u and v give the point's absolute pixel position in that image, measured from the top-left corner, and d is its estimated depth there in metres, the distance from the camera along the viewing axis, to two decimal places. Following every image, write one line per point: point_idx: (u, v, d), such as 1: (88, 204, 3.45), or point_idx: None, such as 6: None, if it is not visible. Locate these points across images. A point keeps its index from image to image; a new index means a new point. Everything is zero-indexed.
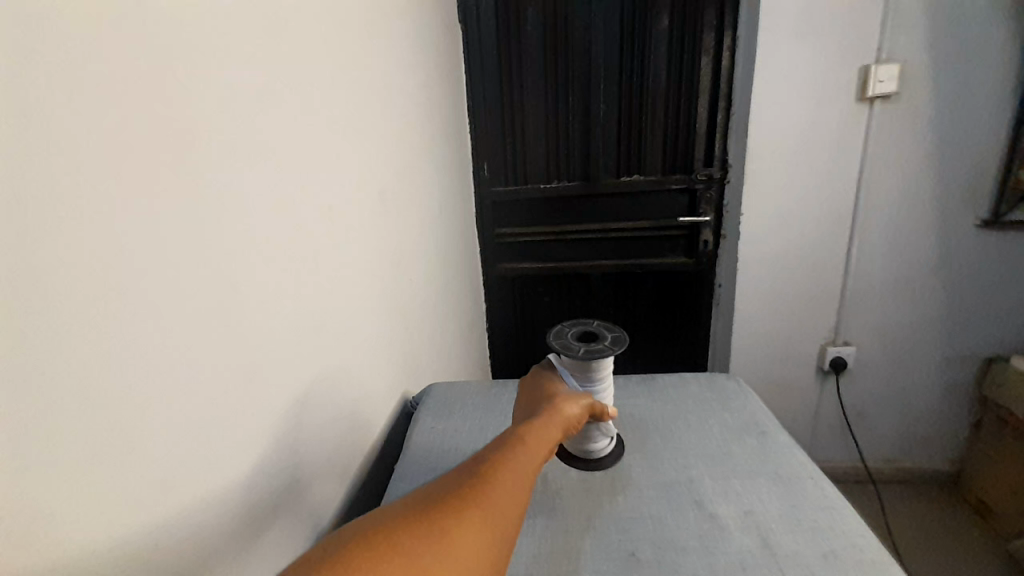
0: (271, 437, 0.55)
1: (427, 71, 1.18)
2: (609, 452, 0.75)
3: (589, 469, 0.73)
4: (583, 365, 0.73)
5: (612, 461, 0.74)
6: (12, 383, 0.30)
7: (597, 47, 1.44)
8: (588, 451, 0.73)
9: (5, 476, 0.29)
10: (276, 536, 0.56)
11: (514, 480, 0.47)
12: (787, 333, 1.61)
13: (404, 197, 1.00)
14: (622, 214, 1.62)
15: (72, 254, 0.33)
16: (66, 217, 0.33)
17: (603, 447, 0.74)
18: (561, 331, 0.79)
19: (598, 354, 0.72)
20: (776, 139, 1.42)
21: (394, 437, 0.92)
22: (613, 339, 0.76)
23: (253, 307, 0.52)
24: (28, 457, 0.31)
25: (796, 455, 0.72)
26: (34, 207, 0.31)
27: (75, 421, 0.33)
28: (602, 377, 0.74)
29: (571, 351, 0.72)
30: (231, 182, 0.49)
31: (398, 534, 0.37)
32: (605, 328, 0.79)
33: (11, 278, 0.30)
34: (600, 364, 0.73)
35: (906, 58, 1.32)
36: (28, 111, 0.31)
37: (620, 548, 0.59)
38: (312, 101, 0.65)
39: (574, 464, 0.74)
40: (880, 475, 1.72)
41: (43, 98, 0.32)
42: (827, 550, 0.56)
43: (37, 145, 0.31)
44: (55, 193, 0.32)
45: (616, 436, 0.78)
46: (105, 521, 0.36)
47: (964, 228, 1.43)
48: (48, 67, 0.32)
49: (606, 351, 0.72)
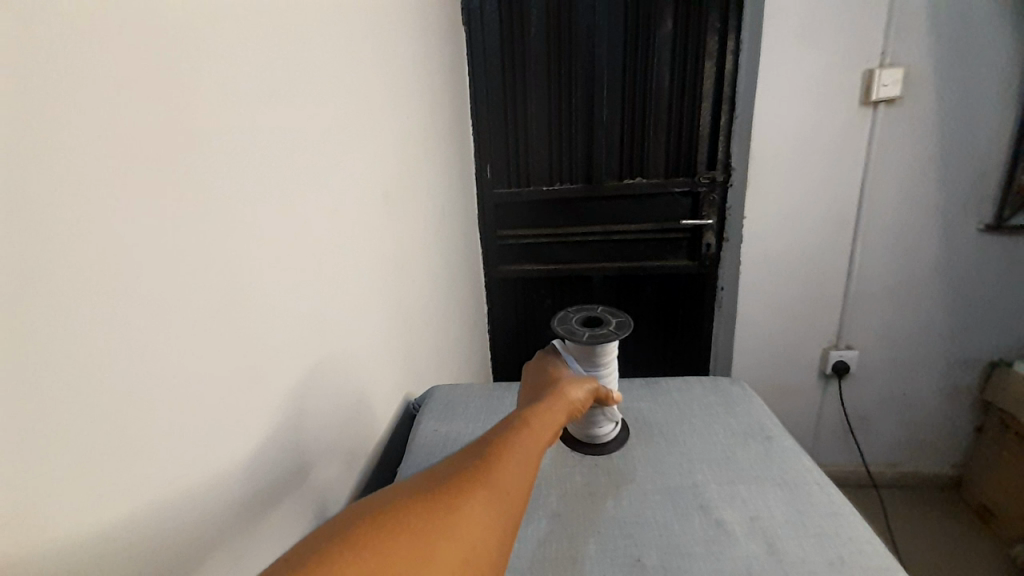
0: (273, 441, 0.55)
1: (430, 72, 1.18)
2: (614, 437, 0.79)
3: (594, 454, 0.77)
4: (588, 350, 0.73)
5: (618, 444, 0.78)
6: (10, 385, 0.29)
7: (601, 48, 1.44)
8: (593, 436, 0.77)
9: (8, 481, 0.29)
10: (276, 537, 0.55)
11: (520, 460, 0.47)
12: (788, 337, 1.60)
13: (407, 198, 0.99)
14: (625, 215, 1.62)
15: (79, 250, 0.33)
16: (68, 212, 0.32)
17: (608, 432, 0.78)
18: (566, 319, 0.79)
19: (603, 337, 0.73)
20: (778, 142, 1.42)
21: (395, 438, 0.92)
22: (617, 324, 0.76)
23: (256, 308, 0.52)
24: (30, 461, 0.30)
25: (802, 460, 0.72)
26: (38, 203, 0.31)
27: (76, 421, 0.33)
28: (608, 359, 0.75)
29: (576, 335, 0.73)
30: (235, 179, 0.48)
31: (404, 512, 0.37)
32: (609, 313, 0.79)
33: (12, 276, 0.29)
34: (605, 346, 0.74)
35: (909, 61, 1.32)
36: (34, 108, 0.31)
37: (625, 552, 0.59)
38: (316, 100, 0.64)
39: (578, 449, 0.78)
40: (882, 479, 1.71)
41: (45, 95, 0.31)
42: (834, 556, 0.56)
43: (42, 140, 0.31)
44: (57, 191, 0.32)
45: (621, 422, 0.82)
46: (107, 522, 0.35)
47: (967, 232, 1.43)
48: (55, 67, 0.32)
49: (611, 335, 0.73)
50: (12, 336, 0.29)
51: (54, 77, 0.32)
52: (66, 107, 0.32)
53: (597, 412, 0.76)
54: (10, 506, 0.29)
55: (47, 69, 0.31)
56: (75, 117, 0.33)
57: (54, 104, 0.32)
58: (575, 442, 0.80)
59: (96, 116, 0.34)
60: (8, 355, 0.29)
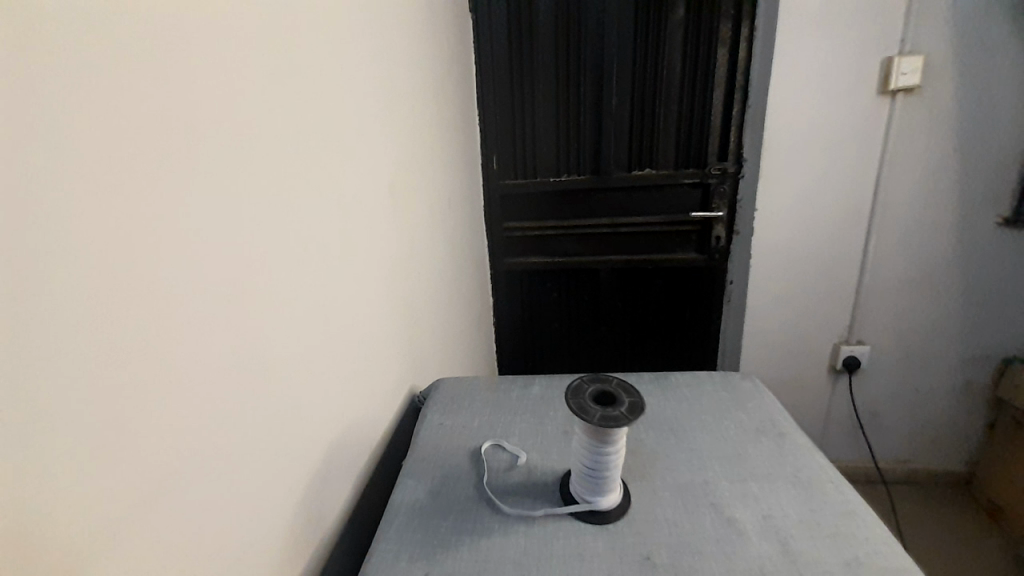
0: (276, 435, 0.54)
1: (435, 57, 1.15)
2: (614, 504, 0.64)
3: (590, 521, 0.62)
4: (597, 432, 0.59)
5: (618, 513, 0.63)
6: (6, 379, 0.28)
7: (611, 36, 1.41)
8: (589, 500, 0.63)
9: (24, 470, 0.29)
10: (282, 530, 0.55)
11: None
12: (797, 331, 1.59)
13: (412, 187, 0.98)
14: (634, 208, 1.59)
15: (75, 233, 0.32)
16: (64, 193, 0.31)
17: (608, 500, 0.63)
18: (580, 388, 0.63)
19: (615, 421, 0.58)
20: (791, 133, 1.40)
21: (401, 431, 0.91)
22: (630, 406, 0.60)
23: (261, 301, 0.51)
24: (45, 453, 0.30)
25: (816, 458, 0.71)
26: (33, 184, 0.29)
27: (71, 414, 0.31)
28: (617, 444, 0.60)
29: (586, 416, 0.58)
30: (236, 163, 0.47)
31: None
32: (624, 387, 0.64)
33: (25, 267, 0.29)
34: (616, 430, 0.59)
35: (929, 49, 1.28)
36: (30, 86, 0.29)
37: (634, 550, 0.58)
38: (318, 84, 0.62)
39: (570, 510, 0.63)
40: (890, 475, 1.70)
41: (39, 71, 0.29)
42: (850, 557, 0.55)
43: (39, 117, 0.29)
44: (70, 180, 0.31)
45: (622, 486, 0.66)
46: (105, 521, 0.34)
47: (984, 226, 1.40)
48: (65, 55, 0.31)
49: (623, 418, 0.58)
50: (11, 328, 0.28)
51: (62, 63, 0.31)
52: (71, 88, 0.31)
53: (596, 484, 0.62)
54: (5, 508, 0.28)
55: (54, 52, 0.30)
56: (71, 95, 0.31)
57: (48, 82, 0.30)
58: (569, 498, 0.65)
59: (103, 99, 0.33)
60: (6, 345, 0.28)
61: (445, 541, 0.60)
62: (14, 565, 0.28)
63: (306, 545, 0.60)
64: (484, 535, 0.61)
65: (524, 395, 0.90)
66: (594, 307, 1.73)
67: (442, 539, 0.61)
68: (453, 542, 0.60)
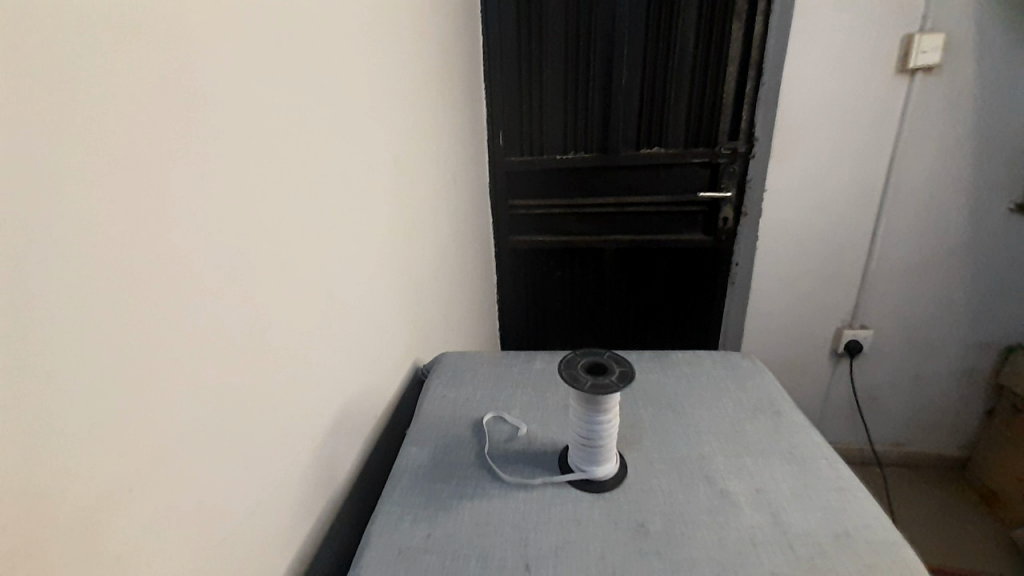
0: (282, 402, 0.56)
1: (440, 28, 1.12)
2: (611, 474, 0.65)
3: (587, 490, 0.64)
4: (591, 400, 0.60)
5: (614, 482, 0.65)
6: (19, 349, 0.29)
7: (623, 7, 1.37)
8: (589, 469, 0.64)
9: (42, 435, 0.30)
10: (289, 492, 0.57)
11: None
12: (801, 314, 1.58)
13: (416, 158, 0.97)
14: (641, 186, 1.57)
15: (80, 208, 0.32)
16: (60, 167, 0.30)
17: (606, 468, 0.65)
18: (571, 360, 0.65)
19: (605, 388, 0.59)
20: (804, 113, 1.37)
21: (405, 403, 0.93)
22: (620, 374, 0.61)
23: (269, 272, 0.52)
24: (66, 418, 0.31)
25: (811, 437, 0.72)
26: (31, 156, 0.29)
27: (79, 385, 0.32)
28: (611, 412, 0.62)
29: (577, 384, 0.59)
30: (243, 133, 0.47)
31: None
32: (616, 358, 0.65)
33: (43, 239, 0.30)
34: (606, 398, 0.60)
35: (952, 27, 1.24)
36: (15, 53, 0.28)
37: (630, 518, 0.60)
38: (319, 50, 0.61)
39: (569, 481, 0.65)
40: (886, 457, 1.72)
41: (24, 39, 0.28)
42: (839, 529, 0.57)
43: (24, 86, 0.28)
44: (82, 155, 0.32)
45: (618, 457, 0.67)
46: (108, 491, 0.35)
47: (996, 212, 1.38)
48: (72, 27, 0.31)
49: (614, 386, 0.59)
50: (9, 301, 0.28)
51: (69, 37, 0.31)
52: (80, 61, 0.31)
53: (593, 454, 0.64)
54: (8, 479, 0.28)
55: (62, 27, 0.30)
56: (59, 65, 0.30)
57: (58, 57, 0.30)
58: (566, 468, 0.67)
59: (109, 73, 0.33)
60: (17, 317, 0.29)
61: (448, 505, 0.62)
62: (24, 533, 0.29)
63: (311, 507, 0.62)
64: (486, 500, 0.63)
65: (526, 369, 0.91)
66: (598, 286, 1.74)
67: (445, 502, 0.63)
68: (455, 505, 0.62)
